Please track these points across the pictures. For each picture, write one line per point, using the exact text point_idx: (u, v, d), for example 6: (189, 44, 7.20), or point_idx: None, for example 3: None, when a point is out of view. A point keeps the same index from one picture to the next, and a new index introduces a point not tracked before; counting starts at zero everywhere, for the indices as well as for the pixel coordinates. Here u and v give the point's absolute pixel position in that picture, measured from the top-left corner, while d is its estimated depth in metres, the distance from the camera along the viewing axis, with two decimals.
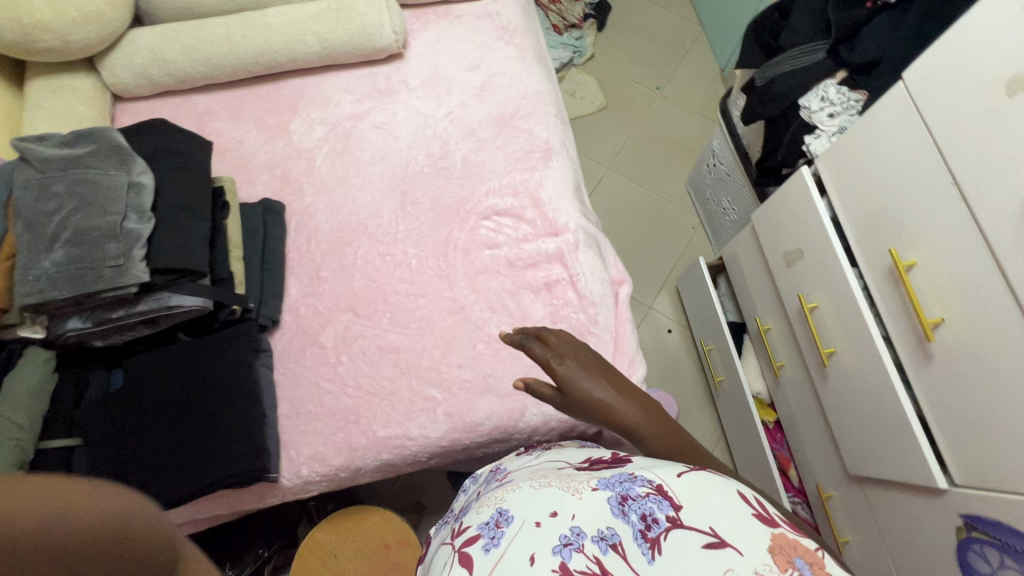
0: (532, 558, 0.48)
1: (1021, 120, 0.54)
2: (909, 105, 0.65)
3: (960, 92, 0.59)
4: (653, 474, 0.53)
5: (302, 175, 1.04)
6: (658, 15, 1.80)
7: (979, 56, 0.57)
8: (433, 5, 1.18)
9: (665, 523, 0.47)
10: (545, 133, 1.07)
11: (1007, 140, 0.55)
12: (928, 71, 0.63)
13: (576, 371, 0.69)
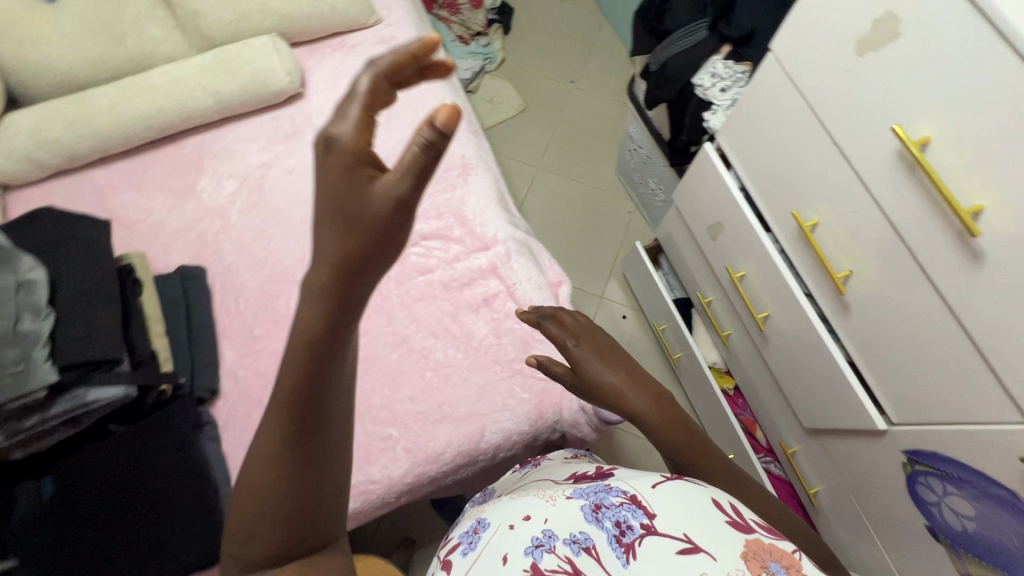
0: (505, 558, 0.50)
1: (875, 78, 0.56)
2: (781, 74, 0.67)
3: (819, 58, 0.61)
4: (628, 485, 0.55)
5: (219, 234, 1.01)
6: (560, 10, 1.82)
7: (827, 22, 0.59)
8: (326, 38, 1.16)
9: (639, 530, 0.49)
10: (460, 148, 1.06)
11: (868, 94, 0.57)
12: (789, 40, 0.65)
13: (589, 353, 0.77)
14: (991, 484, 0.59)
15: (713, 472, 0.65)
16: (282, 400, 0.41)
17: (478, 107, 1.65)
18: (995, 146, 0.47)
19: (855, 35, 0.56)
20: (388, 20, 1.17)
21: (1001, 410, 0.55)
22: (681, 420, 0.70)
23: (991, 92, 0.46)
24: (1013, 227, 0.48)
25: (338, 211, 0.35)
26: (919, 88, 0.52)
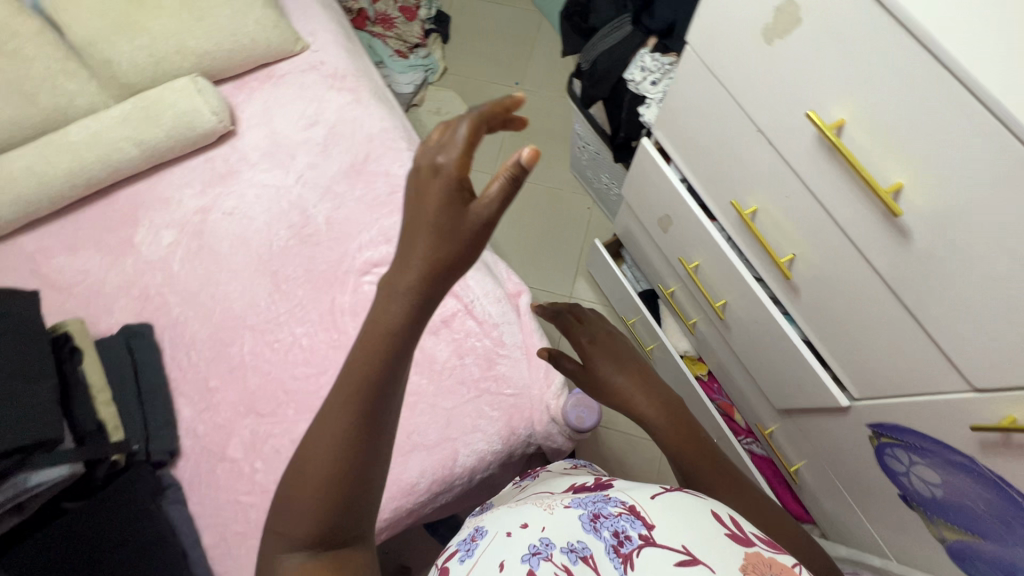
0: (501, 565, 0.50)
1: (787, 65, 0.54)
2: (701, 66, 0.66)
3: (733, 47, 0.59)
4: (627, 495, 0.55)
5: (162, 287, 0.97)
6: (498, 12, 1.80)
7: (733, 11, 0.57)
8: (253, 71, 1.12)
9: (638, 541, 0.49)
10: (402, 169, 1.04)
11: (779, 81, 0.56)
12: (701, 32, 0.63)
13: (601, 351, 0.81)
14: (950, 451, 0.59)
15: (705, 474, 0.64)
16: (348, 393, 0.43)
17: (425, 120, 1.63)
18: (902, 123, 0.47)
19: (757, 22, 0.55)
20: (314, 44, 1.14)
21: (947, 382, 0.55)
22: (682, 419, 0.70)
23: (890, 70, 0.45)
24: (930, 202, 0.47)
25: (431, 226, 0.39)
26: (824, 71, 0.51)
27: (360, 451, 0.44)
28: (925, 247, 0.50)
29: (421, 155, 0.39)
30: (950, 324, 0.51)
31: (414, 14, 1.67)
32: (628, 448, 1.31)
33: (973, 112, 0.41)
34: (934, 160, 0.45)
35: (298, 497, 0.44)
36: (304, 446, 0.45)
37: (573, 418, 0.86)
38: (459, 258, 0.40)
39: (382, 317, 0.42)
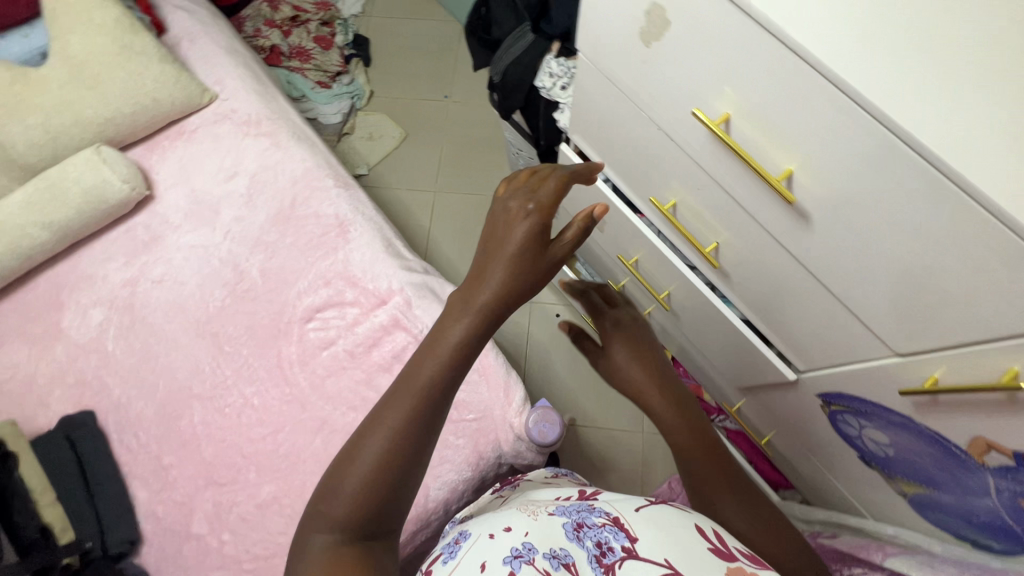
0: (483, 566, 0.49)
1: (668, 67, 0.53)
2: (597, 71, 0.65)
3: (617, 52, 0.58)
4: (611, 507, 0.56)
5: (99, 369, 0.93)
6: (417, 26, 1.77)
7: (609, 18, 0.56)
8: (162, 130, 1.08)
9: (620, 552, 0.49)
10: (332, 208, 1.02)
11: (662, 79, 0.55)
12: (588, 39, 0.61)
13: (619, 336, 0.72)
14: (889, 413, 0.60)
15: (706, 485, 0.59)
16: (423, 379, 0.45)
17: (359, 147, 1.60)
18: (776, 112, 0.45)
19: (630, 27, 0.54)
20: (223, 93, 1.10)
21: (872, 350, 0.55)
22: (695, 426, 0.63)
23: (753, 60, 0.44)
24: (820, 187, 0.47)
25: (520, 249, 0.48)
26: (699, 67, 0.50)
27: (417, 441, 0.45)
28: (824, 228, 0.49)
29: (500, 200, 0.51)
30: (861, 299, 0.51)
31: (330, 42, 1.65)
32: (609, 443, 1.31)
33: (834, 98, 0.40)
34: (812, 147, 0.44)
35: (347, 472, 0.45)
36: (362, 428, 0.46)
37: (536, 433, 0.88)
38: (532, 281, 0.49)
39: (460, 313, 0.47)
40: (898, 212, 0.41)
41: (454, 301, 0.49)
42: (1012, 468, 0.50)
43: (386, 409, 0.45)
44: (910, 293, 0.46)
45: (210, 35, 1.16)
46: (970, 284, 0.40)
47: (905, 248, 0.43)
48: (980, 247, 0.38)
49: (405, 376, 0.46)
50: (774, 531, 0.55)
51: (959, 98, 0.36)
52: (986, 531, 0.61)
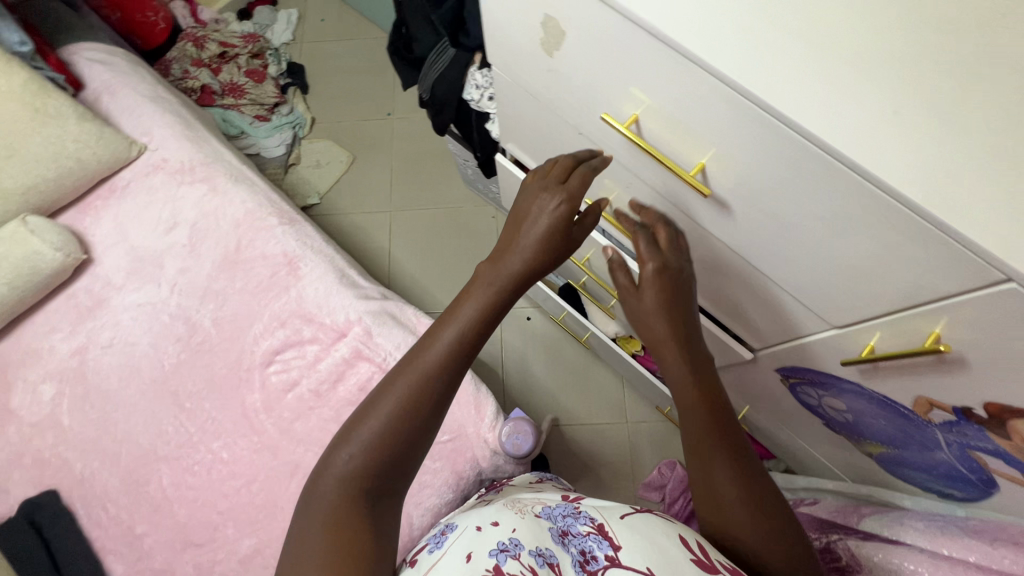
0: (469, 556, 0.49)
1: (573, 73, 0.53)
2: (512, 82, 0.65)
3: (526, 61, 0.58)
4: (598, 513, 0.53)
5: (56, 446, 0.90)
6: (350, 47, 1.74)
7: (511, 30, 0.56)
8: (94, 189, 1.05)
9: (603, 562, 0.47)
10: (279, 246, 1.00)
11: (572, 86, 0.55)
12: (498, 51, 0.61)
13: (656, 284, 0.56)
14: (840, 381, 0.61)
15: (715, 477, 0.50)
16: (445, 342, 0.50)
17: (308, 176, 1.57)
18: (678, 109, 0.46)
19: (530, 40, 0.55)
20: (152, 142, 1.07)
21: (812, 324, 0.56)
22: (720, 409, 0.53)
23: (645, 63, 0.45)
24: (730, 177, 0.48)
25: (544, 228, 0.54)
26: (601, 72, 0.50)
27: (435, 401, 0.49)
28: (745, 214, 0.50)
29: (529, 187, 0.57)
30: (791, 279, 0.52)
31: (263, 74, 1.61)
32: (595, 437, 1.31)
33: (722, 93, 0.40)
34: (717, 140, 0.45)
35: (365, 420, 0.48)
36: (384, 381, 0.50)
37: (511, 445, 0.89)
38: (546, 263, 0.55)
39: (486, 283, 0.52)
40: (804, 196, 0.42)
41: (482, 271, 0.54)
42: (955, 423, 0.51)
43: (410, 365, 0.49)
44: (832, 270, 0.46)
45: (131, 86, 1.13)
46: (880, 257, 0.41)
47: (817, 228, 0.44)
48: (880, 224, 0.38)
49: (431, 336, 0.51)
50: (775, 534, 0.48)
51: (837, 81, 0.37)
52: (947, 482, 0.62)
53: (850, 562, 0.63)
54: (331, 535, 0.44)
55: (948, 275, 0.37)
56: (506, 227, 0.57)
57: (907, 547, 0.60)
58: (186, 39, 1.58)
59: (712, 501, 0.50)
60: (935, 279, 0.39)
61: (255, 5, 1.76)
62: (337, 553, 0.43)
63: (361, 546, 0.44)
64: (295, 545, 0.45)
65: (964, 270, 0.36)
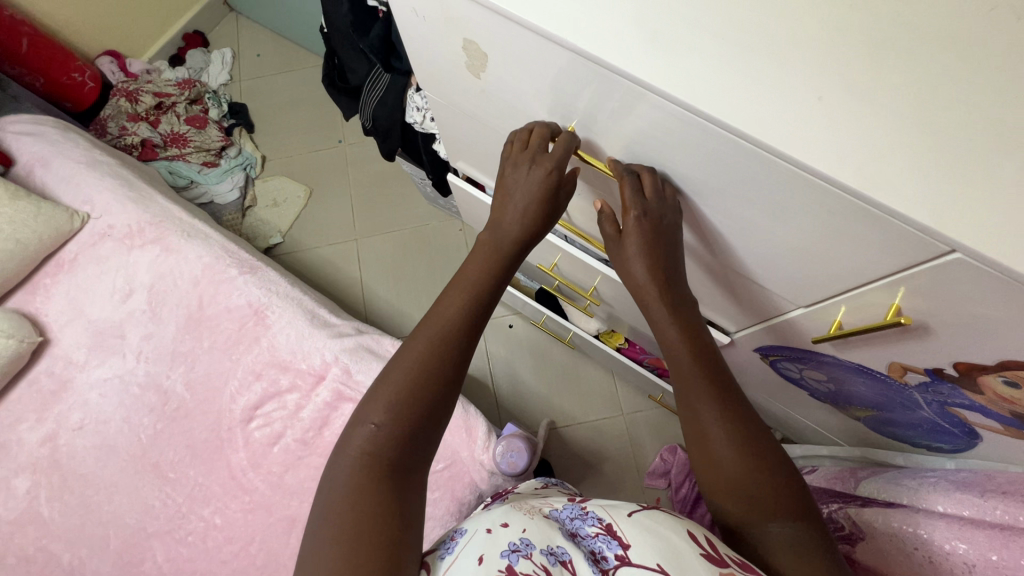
0: (481, 558, 0.43)
1: (506, 90, 0.53)
2: (449, 103, 0.64)
3: (459, 82, 0.57)
4: (605, 511, 0.49)
5: (39, 540, 0.86)
6: (290, 79, 1.70)
7: (438, 54, 0.55)
8: (41, 266, 1.01)
9: (614, 562, 0.43)
10: (243, 297, 0.97)
11: (508, 102, 0.55)
12: (429, 75, 0.60)
13: (637, 236, 0.50)
14: (817, 354, 0.61)
15: (704, 430, 0.47)
16: (458, 301, 0.50)
17: (266, 217, 1.53)
18: (615, 116, 0.46)
19: (457, 63, 0.54)
20: (94, 211, 1.02)
21: (778, 305, 0.56)
22: (710, 361, 0.49)
23: (573, 78, 0.44)
24: (675, 173, 0.48)
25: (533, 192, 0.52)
26: (532, 86, 0.49)
27: (457, 361, 0.47)
28: (700, 209, 0.50)
29: (510, 156, 0.54)
30: (753, 265, 0.52)
31: (205, 119, 1.56)
32: (594, 434, 1.31)
33: (651, 101, 0.40)
34: (658, 144, 0.45)
35: (388, 383, 0.46)
36: (401, 349, 0.48)
37: (506, 465, 0.89)
38: (540, 232, 0.54)
39: (490, 248, 0.53)
40: (747, 188, 0.42)
41: (483, 239, 0.54)
42: (930, 383, 0.51)
43: (426, 327, 0.48)
44: (790, 254, 0.46)
45: (61, 153, 1.07)
46: (831, 242, 0.41)
47: (767, 219, 0.44)
48: (828, 211, 0.38)
49: (444, 300, 0.50)
50: (777, 489, 0.44)
51: (760, 75, 0.37)
52: (933, 437, 0.62)
53: (853, 530, 0.64)
54: (357, 507, 0.40)
55: (896, 252, 0.38)
56: (495, 200, 0.55)
57: (904, 507, 0.61)
58: (118, 94, 1.52)
59: (704, 455, 0.46)
60: (886, 256, 0.39)
61: (185, 50, 1.71)
62: (367, 526, 0.39)
63: (389, 519, 0.40)
64: (316, 530, 0.40)
65: (909, 248, 0.36)
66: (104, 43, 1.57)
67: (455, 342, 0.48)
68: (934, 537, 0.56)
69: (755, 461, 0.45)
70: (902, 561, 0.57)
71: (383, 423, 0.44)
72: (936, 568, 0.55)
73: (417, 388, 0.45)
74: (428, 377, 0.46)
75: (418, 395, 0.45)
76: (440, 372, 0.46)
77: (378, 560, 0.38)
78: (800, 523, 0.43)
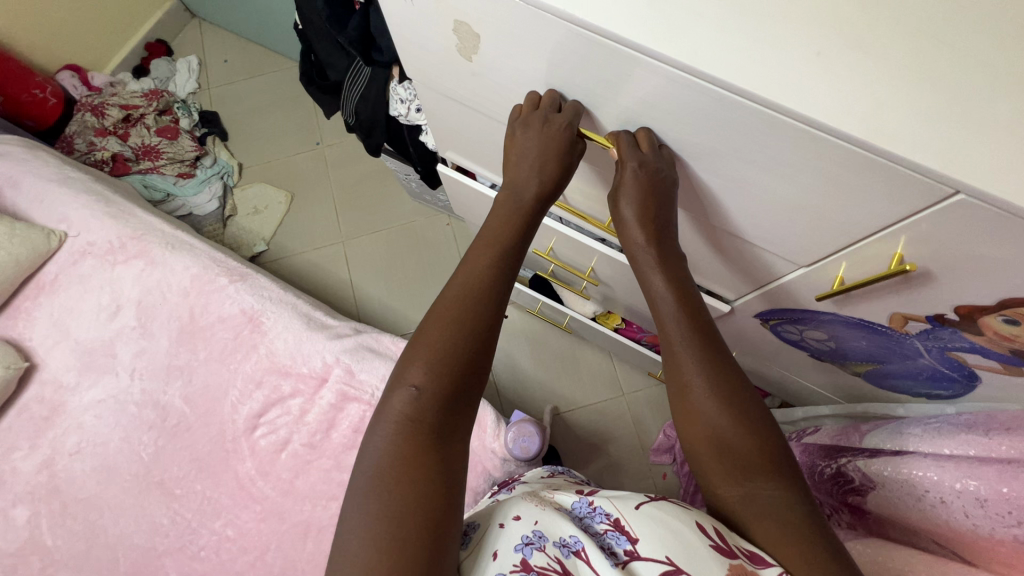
0: (494, 553, 0.44)
1: (496, 72, 0.53)
2: (438, 91, 0.64)
3: (448, 67, 0.57)
4: (610, 503, 0.47)
5: (45, 571, 0.84)
6: (260, 83, 1.66)
7: (425, 40, 0.54)
8: (20, 290, 0.97)
9: (624, 558, 0.42)
10: (236, 305, 0.95)
11: (500, 83, 0.55)
12: (414, 61, 0.60)
13: (631, 188, 0.49)
14: (817, 313, 0.62)
15: (688, 382, 0.47)
16: (481, 263, 0.50)
17: (249, 225, 1.50)
18: (614, 87, 0.45)
19: (447, 45, 0.53)
20: (71, 229, 0.98)
21: (778, 267, 0.57)
22: (700, 316, 0.50)
23: (570, 52, 0.44)
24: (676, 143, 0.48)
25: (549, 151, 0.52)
26: (526, 63, 0.49)
27: (484, 322, 0.47)
28: (702, 175, 0.50)
29: (520, 118, 0.54)
30: (754, 228, 0.53)
31: (176, 129, 1.52)
32: (596, 416, 1.32)
33: (651, 69, 0.40)
34: (658, 112, 0.45)
35: (418, 346, 0.45)
36: (424, 319, 0.47)
37: (518, 450, 0.88)
38: (556, 193, 0.55)
39: (509, 210, 0.54)
40: (753, 152, 0.42)
41: (501, 201, 0.55)
42: (931, 329, 0.53)
43: (450, 290, 0.48)
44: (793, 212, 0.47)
45: (32, 172, 1.03)
46: (836, 200, 0.42)
47: (774, 182, 0.45)
48: (834, 166, 0.39)
49: (468, 262, 0.50)
50: (763, 448, 0.44)
51: (759, 36, 0.37)
52: (934, 384, 0.65)
53: (863, 481, 0.67)
54: (407, 474, 0.40)
55: (896, 198, 0.39)
56: (508, 162, 0.56)
57: (911, 454, 0.62)
58: (83, 108, 1.47)
59: (688, 410, 0.47)
60: (893, 205, 0.39)
61: (149, 59, 1.66)
62: (415, 491, 0.40)
63: (440, 490, 0.41)
64: (361, 501, 0.40)
65: (915, 196, 0.37)
66: (64, 57, 1.51)
67: (485, 305, 0.47)
68: (943, 479, 0.58)
69: (740, 416, 0.45)
70: (916, 510, 0.60)
71: (406, 395, 0.43)
72: (948, 508, 0.57)
73: (441, 356, 0.44)
74: (453, 343, 0.45)
75: (451, 361, 0.44)
76: (467, 339, 0.45)
77: (424, 534, 0.39)
78: (784, 486, 0.43)
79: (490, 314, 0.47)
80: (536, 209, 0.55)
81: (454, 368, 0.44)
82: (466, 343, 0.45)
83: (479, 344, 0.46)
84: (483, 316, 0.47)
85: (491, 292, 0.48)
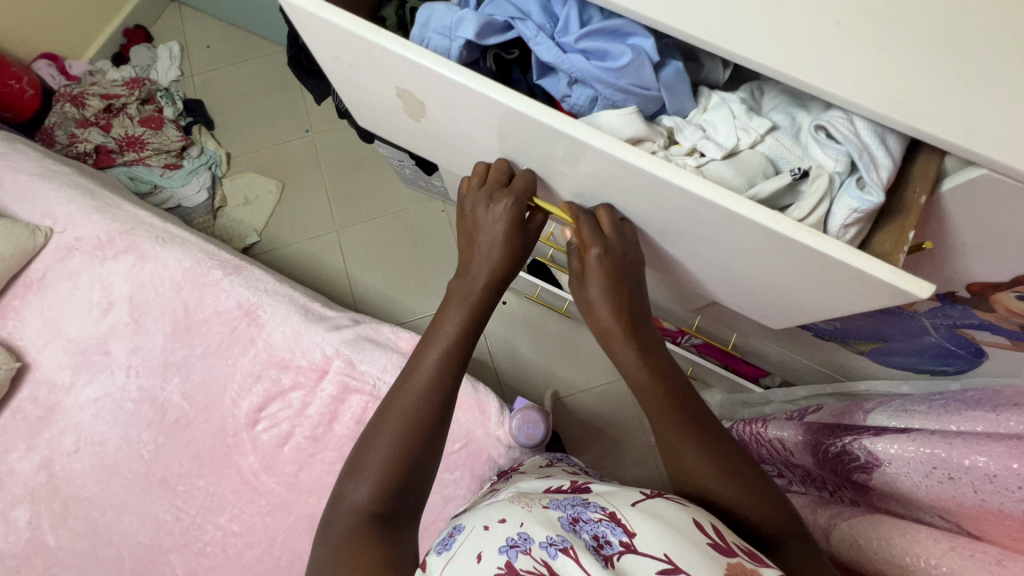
0: (479, 555, 0.39)
1: (439, 126, 0.55)
2: (391, 132, 0.65)
3: (385, 109, 0.58)
4: (606, 501, 0.45)
5: (50, 570, 0.83)
6: (245, 70, 1.62)
7: (363, 91, 0.56)
8: (9, 287, 0.95)
9: (618, 548, 0.38)
10: (231, 298, 0.93)
11: (446, 134, 0.56)
12: (359, 108, 0.63)
13: (599, 272, 0.51)
14: None
15: (681, 455, 0.48)
16: (431, 362, 0.51)
17: (239, 216, 1.47)
18: (568, 154, 0.45)
19: (393, 105, 0.56)
20: (57, 224, 0.96)
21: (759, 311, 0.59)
22: (675, 392, 0.51)
23: (516, 128, 0.45)
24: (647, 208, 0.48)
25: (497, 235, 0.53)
26: (469, 127, 0.51)
27: (431, 421, 0.49)
28: (672, 238, 0.52)
29: (470, 195, 0.55)
30: (727, 291, 0.57)
31: (161, 119, 1.48)
32: (599, 400, 1.32)
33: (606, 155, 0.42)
34: (622, 180, 0.45)
35: (373, 447, 0.47)
36: (378, 416, 0.50)
37: (524, 437, 0.87)
38: (510, 271, 0.55)
39: (461, 297, 0.54)
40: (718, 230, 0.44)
41: (453, 287, 0.55)
42: (941, 307, 0.54)
43: (402, 389, 0.50)
44: (767, 289, 0.51)
45: (11, 166, 0.99)
46: (797, 277, 0.44)
47: (735, 257, 0.47)
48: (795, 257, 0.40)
49: (419, 358, 0.52)
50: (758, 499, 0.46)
51: (773, 12, 0.37)
52: (939, 362, 0.68)
53: (869, 458, 0.66)
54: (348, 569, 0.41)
55: (861, 290, 0.40)
56: (463, 241, 0.57)
57: (918, 431, 0.62)
58: (62, 100, 1.42)
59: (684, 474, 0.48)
60: (853, 294, 0.42)
61: (128, 46, 1.61)
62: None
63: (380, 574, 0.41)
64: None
65: (884, 293, 0.39)
66: (37, 46, 1.46)
67: (430, 404, 0.49)
68: (952, 455, 0.56)
69: (728, 474, 0.47)
70: (924, 486, 0.59)
71: (353, 499, 0.45)
72: (957, 484, 0.56)
73: (385, 460, 0.46)
74: (399, 446, 0.47)
75: (392, 466, 0.46)
76: (410, 441, 0.47)
77: None
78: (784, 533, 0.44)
79: (434, 412, 0.49)
80: (494, 292, 0.55)
81: (397, 467, 0.46)
82: (410, 446, 0.47)
83: (424, 442, 0.48)
84: (426, 415, 0.48)
85: (434, 390, 0.49)
